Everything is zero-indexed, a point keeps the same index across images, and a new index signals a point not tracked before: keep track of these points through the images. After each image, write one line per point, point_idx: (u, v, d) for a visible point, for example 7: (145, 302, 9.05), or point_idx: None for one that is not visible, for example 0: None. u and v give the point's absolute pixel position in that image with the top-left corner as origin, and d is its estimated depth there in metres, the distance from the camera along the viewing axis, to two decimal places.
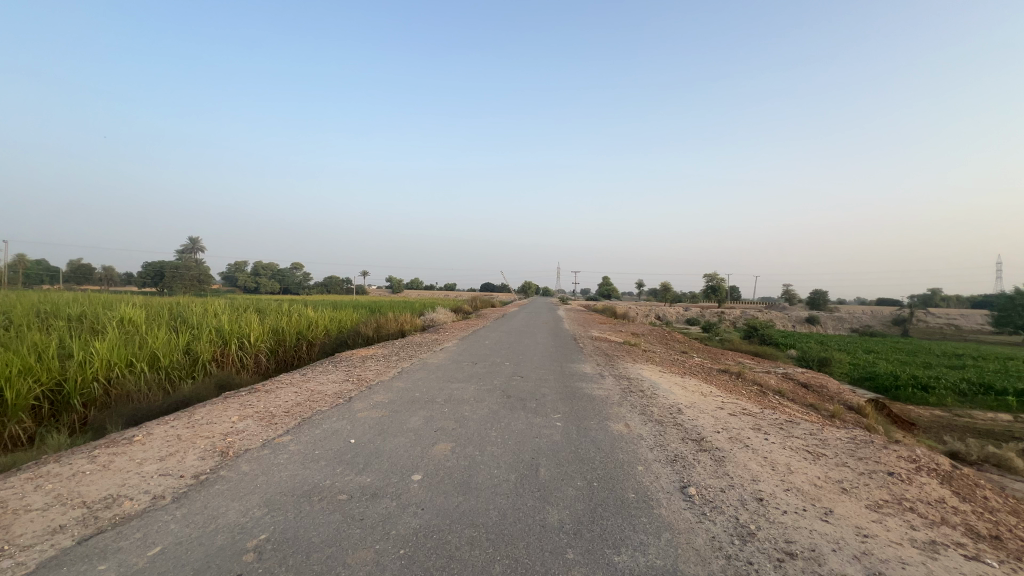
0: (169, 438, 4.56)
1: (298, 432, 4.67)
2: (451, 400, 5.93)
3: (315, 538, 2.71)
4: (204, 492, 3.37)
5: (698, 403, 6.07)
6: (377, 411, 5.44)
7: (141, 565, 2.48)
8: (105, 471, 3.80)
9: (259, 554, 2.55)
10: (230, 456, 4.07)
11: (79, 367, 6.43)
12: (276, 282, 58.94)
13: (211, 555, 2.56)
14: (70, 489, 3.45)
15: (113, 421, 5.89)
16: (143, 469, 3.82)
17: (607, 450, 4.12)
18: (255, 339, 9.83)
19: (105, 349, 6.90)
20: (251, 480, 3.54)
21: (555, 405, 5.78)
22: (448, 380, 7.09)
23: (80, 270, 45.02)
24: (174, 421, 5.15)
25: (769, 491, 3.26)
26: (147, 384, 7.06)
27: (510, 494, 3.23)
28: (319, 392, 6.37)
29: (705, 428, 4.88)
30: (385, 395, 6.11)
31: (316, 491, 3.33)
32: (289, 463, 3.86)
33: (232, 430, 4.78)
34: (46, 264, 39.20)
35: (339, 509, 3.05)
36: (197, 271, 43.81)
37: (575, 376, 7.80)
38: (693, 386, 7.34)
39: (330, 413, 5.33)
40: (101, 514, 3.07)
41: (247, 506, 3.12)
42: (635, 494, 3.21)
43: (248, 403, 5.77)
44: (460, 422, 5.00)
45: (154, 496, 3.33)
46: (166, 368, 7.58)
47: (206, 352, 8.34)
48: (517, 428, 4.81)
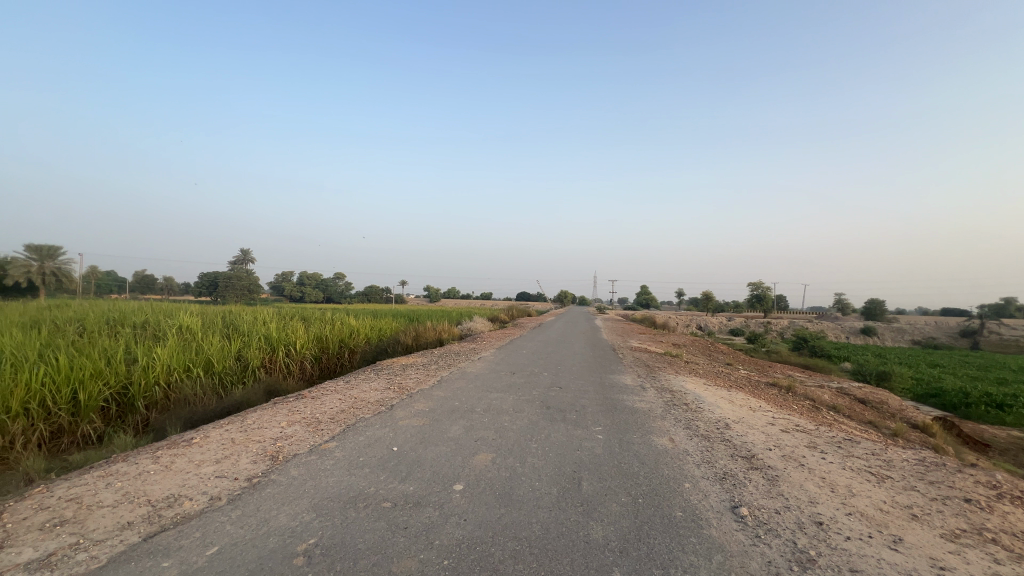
0: (223, 442, 4.77)
1: (343, 439, 4.78)
2: (491, 410, 5.94)
3: (362, 545, 2.75)
4: (256, 495, 3.51)
5: (747, 418, 5.81)
6: (418, 419, 5.51)
7: (200, 565, 2.59)
8: (167, 471, 4.02)
9: (309, 558, 2.62)
10: (279, 460, 4.22)
11: (143, 371, 6.88)
12: (320, 292, 61.56)
13: (265, 557, 2.65)
14: (136, 488, 3.67)
15: (172, 423, 6.25)
16: (200, 471, 4.02)
17: (652, 465, 4.00)
18: (301, 346, 10.23)
19: (166, 355, 7.34)
20: (300, 485, 3.65)
21: (596, 417, 5.68)
22: (486, 390, 7.11)
23: (144, 282, 48.14)
24: (227, 425, 5.39)
25: (829, 514, 3.06)
26: (202, 388, 7.46)
27: (553, 507, 3.18)
28: (362, 399, 6.52)
29: (756, 444, 4.66)
30: (425, 404, 6.19)
31: (361, 498, 3.40)
32: (335, 469, 3.96)
33: (281, 435, 4.96)
34: (115, 277, 42.74)
35: (384, 517, 3.10)
36: (249, 281, 46.26)
37: (616, 387, 7.64)
38: (740, 400, 7.05)
39: (372, 421, 5.43)
40: (163, 513, 3.24)
41: (297, 510, 3.22)
42: (683, 512, 3.10)
43: (295, 409, 5.98)
44: (500, 432, 4.98)
45: (211, 497, 3.49)
46: (219, 373, 7.98)
47: (256, 359, 8.75)
48: (558, 440, 4.76)
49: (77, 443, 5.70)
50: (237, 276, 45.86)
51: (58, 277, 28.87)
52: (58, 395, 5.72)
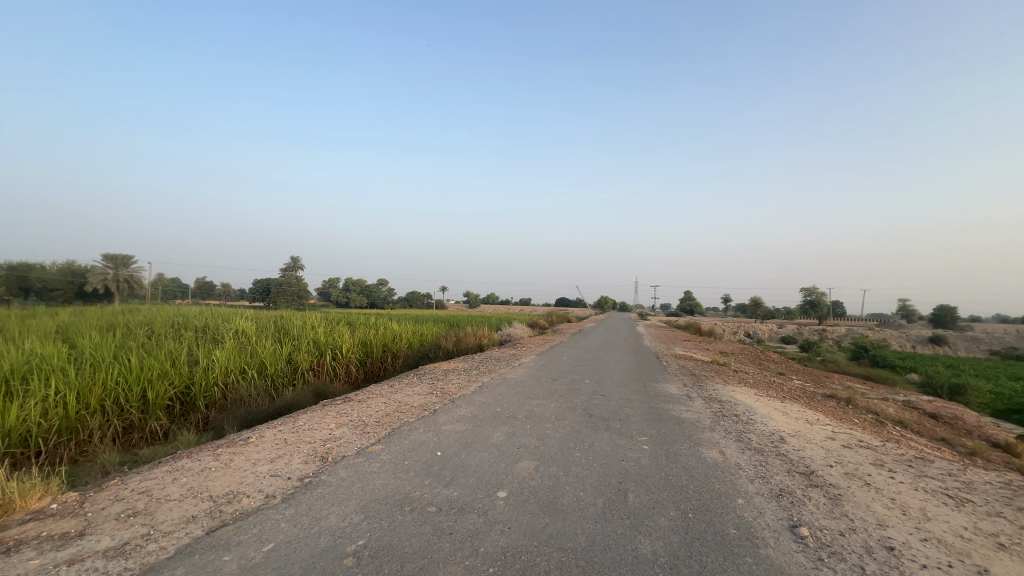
0: (276, 441, 4.98)
1: (388, 442, 4.89)
2: (532, 417, 5.91)
3: (409, 549, 2.79)
4: (307, 494, 3.63)
5: (804, 432, 5.49)
6: (461, 424, 5.55)
7: (257, 560, 2.71)
8: (226, 468, 4.24)
9: (358, 559, 2.68)
10: (329, 461, 4.36)
11: (204, 372, 7.32)
12: (365, 298, 63.71)
13: (317, 555, 2.73)
14: (199, 483, 3.89)
15: (229, 423, 6.61)
16: (256, 469, 4.21)
17: (702, 479, 3.85)
18: (347, 351, 10.59)
19: (224, 358, 7.78)
20: (349, 486, 3.76)
21: (641, 427, 5.53)
22: (527, 397, 7.08)
23: (205, 287, 51.65)
24: (280, 425, 5.63)
25: (901, 539, 2.84)
26: (257, 389, 7.85)
27: (599, 519, 3.11)
28: (406, 403, 6.66)
29: (815, 460, 4.40)
30: (467, 409, 6.23)
31: (407, 501, 3.45)
32: (382, 472, 4.05)
33: (330, 437, 5.13)
34: (179, 284, 46.14)
35: (429, 521, 3.13)
36: (299, 286, 48.54)
37: (661, 396, 7.42)
38: (795, 412, 6.68)
39: (417, 425, 5.53)
40: (224, 509, 3.42)
41: (346, 511, 3.31)
42: (738, 530, 2.96)
43: (343, 412, 6.17)
44: (542, 439, 4.94)
45: (266, 495, 3.64)
46: (272, 375, 8.38)
47: (305, 362, 9.12)
48: (602, 449, 4.67)
49: (145, 438, 6.13)
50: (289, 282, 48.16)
51: (131, 284, 31.37)
52: (129, 393, 6.18)
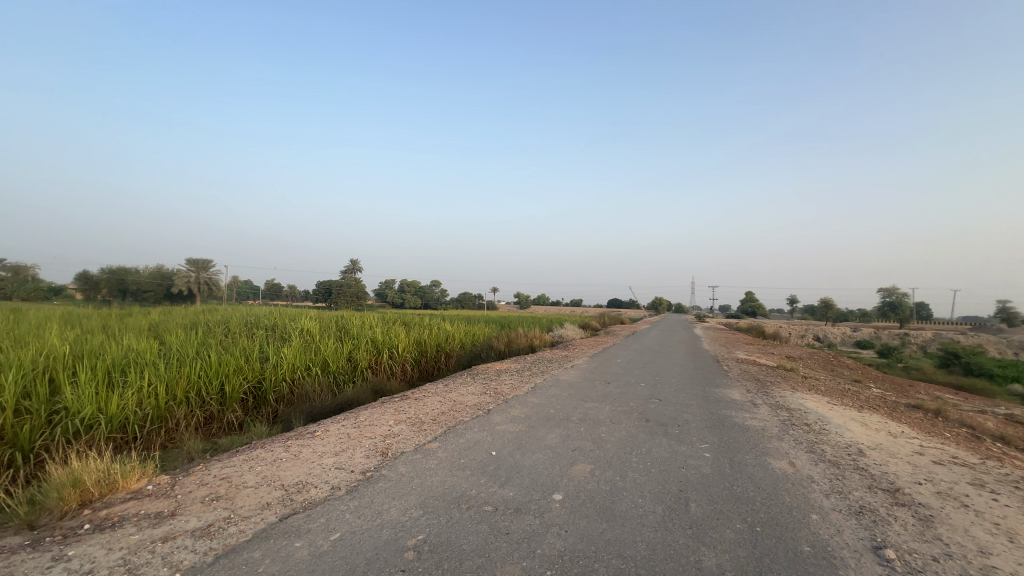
0: (340, 436, 5.23)
1: (445, 440, 4.99)
2: (587, 420, 5.83)
3: (467, 546, 2.83)
4: (369, 488, 3.78)
5: (887, 445, 5.04)
6: (514, 425, 5.57)
7: (325, 548, 2.85)
8: (296, 459, 4.50)
9: (418, 553, 2.75)
10: (389, 457, 4.51)
11: (274, 368, 7.83)
12: (419, 300, 65.70)
13: (380, 547, 2.83)
14: (272, 473, 4.15)
15: (296, 416, 7.03)
16: (323, 461, 4.44)
17: (770, 491, 3.63)
18: (403, 350, 10.94)
19: (291, 355, 8.30)
20: (408, 482, 3.88)
21: (701, 434, 5.31)
22: (581, 399, 6.99)
23: (272, 288, 55.96)
24: (343, 421, 5.89)
25: (1008, 570, 2.53)
26: (320, 386, 8.29)
27: (659, 528, 3.01)
28: (460, 402, 6.78)
29: (900, 477, 4.02)
30: (521, 410, 6.25)
31: (464, 499, 3.51)
32: (439, 469, 4.14)
33: (390, 433, 5.32)
34: (251, 287, 49.91)
35: (486, 520, 3.16)
36: (358, 288, 50.90)
37: (722, 402, 7.10)
38: (875, 423, 6.15)
39: (472, 424, 5.61)
40: (295, 497, 3.63)
41: (406, 506, 3.41)
42: (813, 548, 2.76)
43: (401, 409, 6.36)
44: (598, 443, 4.86)
45: (332, 487, 3.83)
46: (334, 372, 8.83)
47: (364, 360, 9.54)
48: (660, 455, 4.53)
49: (223, 428, 6.64)
50: (349, 283, 50.68)
51: (210, 287, 34.09)
52: (210, 386, 6.72)
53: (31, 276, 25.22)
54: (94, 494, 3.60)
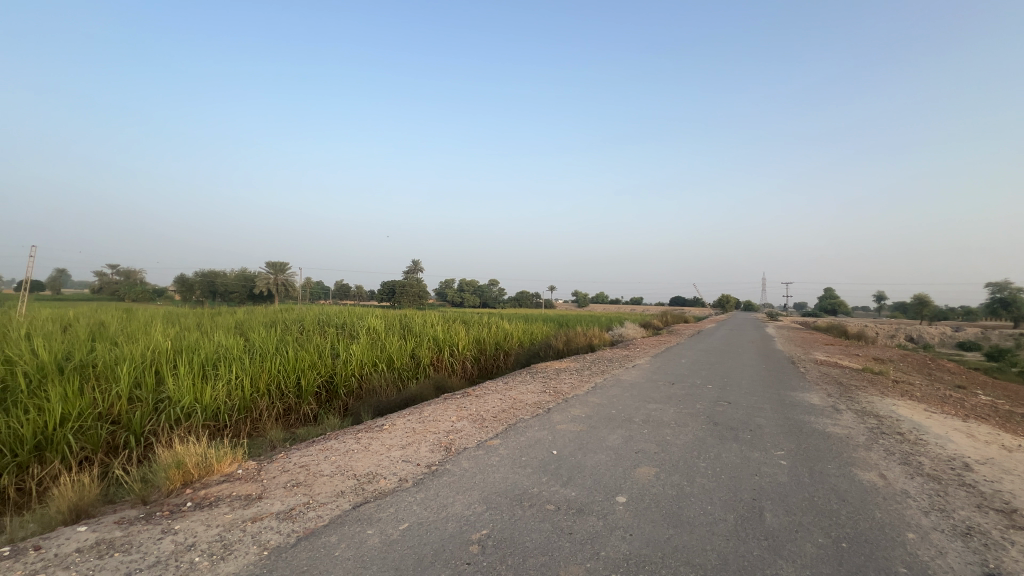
0: (406, 430, 5.44)
1: (506, 438, 5.05)
2: (650, 422, 5.66)
3: (531, 544, 2.85)
4: (434, 481, 3.90)
5: (1000, 460, 4.47)
6: (575, 425, 5.52)
7: (395, 537, 2.98)
8: (366, 451, 4.74)
9: (482, 547, 2.81)
10: (453, 452, 4.63)
11: (344, 364, 8.31)
12: (478, 298, 66.94)
13: (446, 539, 2.92)
14: (345, 462, 4.41)
15: (365, 410, 7.41)
16: (390, 454, 4.64)
17: (857, 505, 3.34)
18: (463, 348, 11.18)
19: (360, 351, 8.76)
20: (472, 477, 3.96)
21: (776, 440, 4.98)
22: (644, 400, 6.80)
23: (341, 288, 59.35)
24: (408, 415, 6.13)
25: None
26: (386, 381, 8.68)
27: (730, 537, 2.87)
28: (520, 400, 6.82)
29: (1017, 497, 3.55)
30: (581, 410, 6.18)
31: (526, 497, 3.53)
32: (501, 466, 4.20)
33: (452, 428, 5.46)
34: (322, 287, 53.31)
35: (549, 519, 3.16)
36: (420, 288, 52.71)
37: (799, 407, 6.62)
38: (984, 435, 5.48)
39: (532, 423, 5.63)
40: (366, 487, 3.83)
41: (470, 501, 3.49)
42: (909, 569, 2.51)
43: (463, 406, 6.52)
44: (663, 446, 4.71)
45: (400, 478, 4.00)
46: (398, 369, 9.21)
47: (426, 357, 9.87)
48: (730, 461, 4.30)
49: (300, 419, 7.13)
50: (410, 283, 52.46)
51: (286, 288, 36.85)
52: (288, 380, 7.25)
53: (139, 279, 28.54)
54: (194, 476, 4.01)
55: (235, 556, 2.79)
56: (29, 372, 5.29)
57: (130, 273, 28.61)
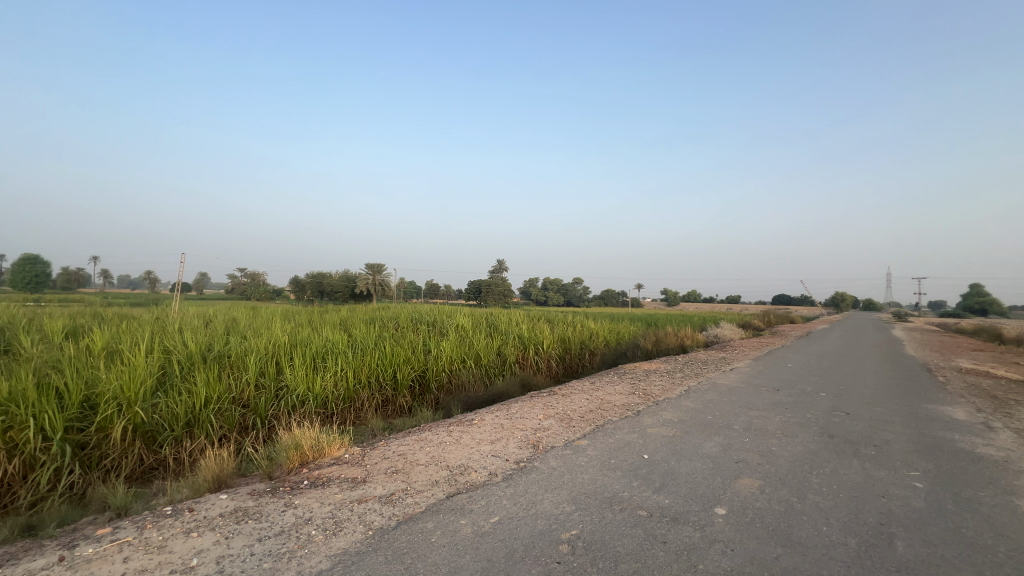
0: (495, 425, 5.58)
1: (594, 439, 4.97)
2: (753, 430, 5.23)
3: (622, 549, 2.77)
4: (523, 477, 3.96)
5: None
6: (668, 429, 5.28)
7: (486, 529, 3.07)
8: (458, 444, 4.94)
9: (572, 548, 2.79)
10: (540, 450, 4.67)
11: (435, 360, 8.74)
12: (562, 296, 66.86)
13: (536, 536, 2.94)
14: (438, 453, 4.63)
15: (455, 404, 7.73)
16: (480, 448, 4.79)
17: (1021, 543, 2.80)
18: (548, 347, 11.22)
19: (449, 348, 9.16)
20: (560, 476, 3.96)
21: (909, 459, 4.34)
22: (744, 406, 6.31)
23: (431, 287, 62.73)
24: (496, 411, 6.28)
25: None
26: (474, 377, 8.98)
27: (853, 564, 2.56)
28: (608, 401, 6.68)
29: None
30: (674, 414, 5.89)
31: (617, 500, 3.45)
32: (590, 467, 4.14)
33: (540, 426, 5.49)
34: (415, 287, 56.71)
35: (641, 525, 3.06)
36: (504, 287, 53.91)
37: (937, 422, 5.72)
38: None
39: (621, 425, 5.49)
40: (459, 478, 3.99)
41: (559, 500, 3.49)
42: None
43: (550, 404, 6.54)
44: (767, 457, 4.33)
45: (490, 472, 4.11)
46: (485, 365, 9.48)
47: (512, 355, 10.05)
48: (850, 479, 3.84)
49: (397, 410, 7.64)
50: (496, 283, 53.68)
51: (382, 288, 39.63)
52: (386, 373, 7.80)
53: (262, 280, 32.55)
54: (309, 457, 4.46)
55: (344, 533, 3.06)
56: (181, 360, 6.25)
57: (255, 276, 32.83)
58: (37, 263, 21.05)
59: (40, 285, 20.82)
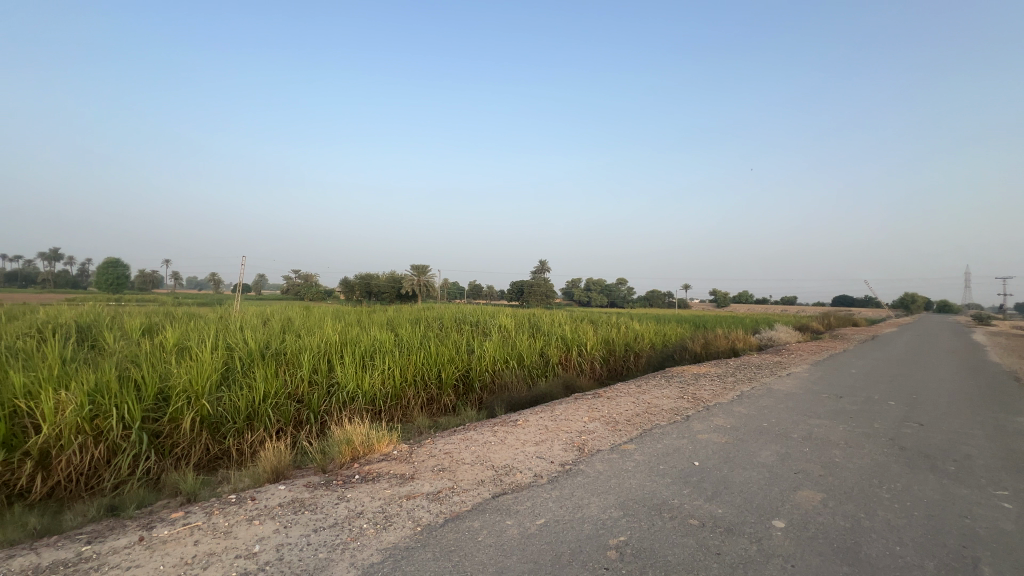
0: (539, 427, 5.56)
1: (642, 443, 4.86)
2: (813, 439, 4.93)
3: (673, 558, 2.69)
4: (569, 480, 3.93)
5: None
6: (720, 435, 5.07)
7: (532, 531, 3.06)
8: (503, 444, 4.96)
9: (621, 554, 2.73)
10: (586, 453, 4.61)
11: (478, 360, 8.83)
12: (605, 296, 65.90)
13: (583, 541, 2.90)
14: (483, 453, 4.67)
15: (498, 404, 7.77)
16: (525, 449, 4.78)
17: None
18: (591, 348, 11.08)
19: (493, 349, 9.23)
20: (607, 480, 3.89)
21: (996, 476, 3.96)
22: (803, 414, 5.96)
23: (474, 288, 63.52)
24: (540, 412, 6.26)
25: None
26: (517, 377, 9.00)
27: None
28: (655, 405, 6.50)
29: None
30: (726, 420, 5.66)
31: (666, 507, 3.35)
32: (637, 472, 4.04)
33: (585, 429, 5.43)
34: (458, 287, 57.60)
35: (692, 534, 2.95)
36: (546, 288, 53.81)
37: None
38: None
39: (669, 430, 5.33)
40: (504, 478, 4.01)
41: (606, 504, 3.43)
42: None
43: (594, 407, 6.44)
44: (830, 469, 4.08)
45: (535, 474, 4.10)
46: (528, 366, 9.48)
47: (554, 356, 9.99)
48: (925, 495, 3.54)
49: (441, 409, 7.79)
50: (538, 283, 53.63)
51: (427, 288, 40.54)
52: (431, 372, 7.95)
53: (314, 281, 34.15)
54: (360, 452, 4.62)
55: (394, 528, 3.14)
56: (242, 357, 6.64)
57: (309, 277, 34.46)
58: (118, 267, 23.07)
59: (121, 287, 22.78)
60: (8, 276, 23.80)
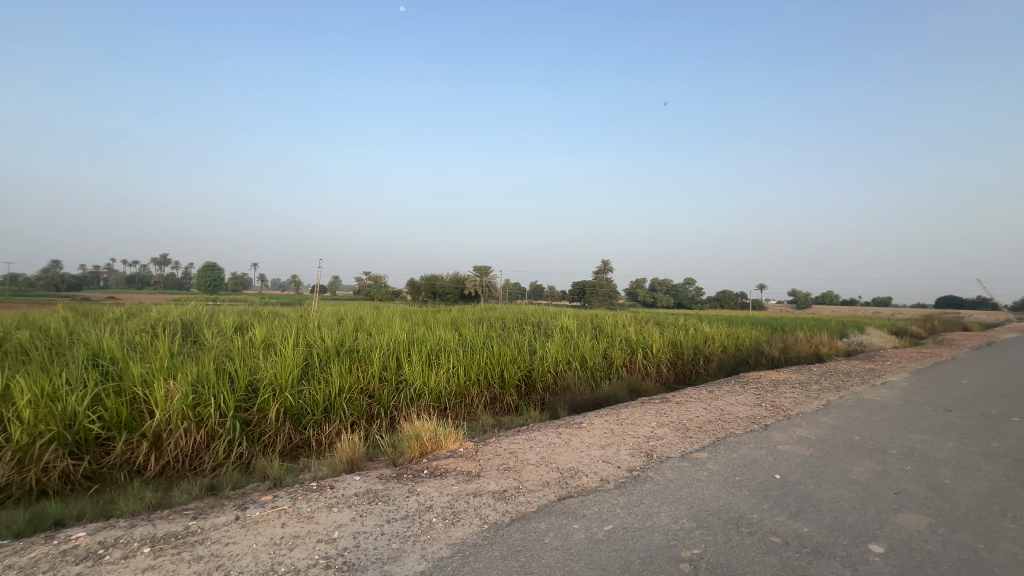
0: (605, 430, 5.44)
1: (715, 452, 4.61)
2: (916, 457, 4.42)
3: None
4: (637, 487, 3.81)
5: None
6: (804, 447, 4.69)
7: (599, 536, 3.00)
8: (568, 446, 4.91)
9: (694, 568, 2.61)
10: (654, 459, 4.44)
11: (541, 360, 8.83)
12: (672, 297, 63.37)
13: (654, 551, 2.80)
14: (548, 454, 4.64)
15: (561, 406, 7.71)
16: (590, 453, 4.70)
17: None
18: (658, 351, 10.70)
19: (555, 350, 9.18)
20: (678, 489, 3.73)
21: None
22: (903, 428, 5.36)
23: (536, 287, 63.73)
24: (605, 415, 6.14)
25: None
26: (580, 378, 8.88)
27: None
28: (730, 412, 6.14)
29: None
30: (811, 431, 5.22)
31: (745, 522, 3.15)
32: (711, 482, 3.84)
33: (653, 434, 5.23)
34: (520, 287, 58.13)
35: (774, 553, 2.75)
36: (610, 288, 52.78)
37: None
38: None
39: (746, 439, 5.01)
40: (570, 481, 3.96)
41: (678, 514, 3.28)
42: None
43: (663, 411, 6.21)
44: (939, 491, 3.63)
45: (602, 478, 4.02)
46: (591, 368, 9.33)
47: (619, 358, 9.76)
48: None
49: (504, 408, 7.88)
50: (601, 283, 52.63)
51: (489, 287, 41.26)
52: (494, 372, 8.06)
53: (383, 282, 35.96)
54: (428, 448, 4.77)
55: (462, 524, 3.21)
56: (320, 353, 7.11)
57: (379, 278, 36.30)
58: (214, 270, 25.57)
59: (217, 288, 25.23)
60: (128, 280, 27.18)
